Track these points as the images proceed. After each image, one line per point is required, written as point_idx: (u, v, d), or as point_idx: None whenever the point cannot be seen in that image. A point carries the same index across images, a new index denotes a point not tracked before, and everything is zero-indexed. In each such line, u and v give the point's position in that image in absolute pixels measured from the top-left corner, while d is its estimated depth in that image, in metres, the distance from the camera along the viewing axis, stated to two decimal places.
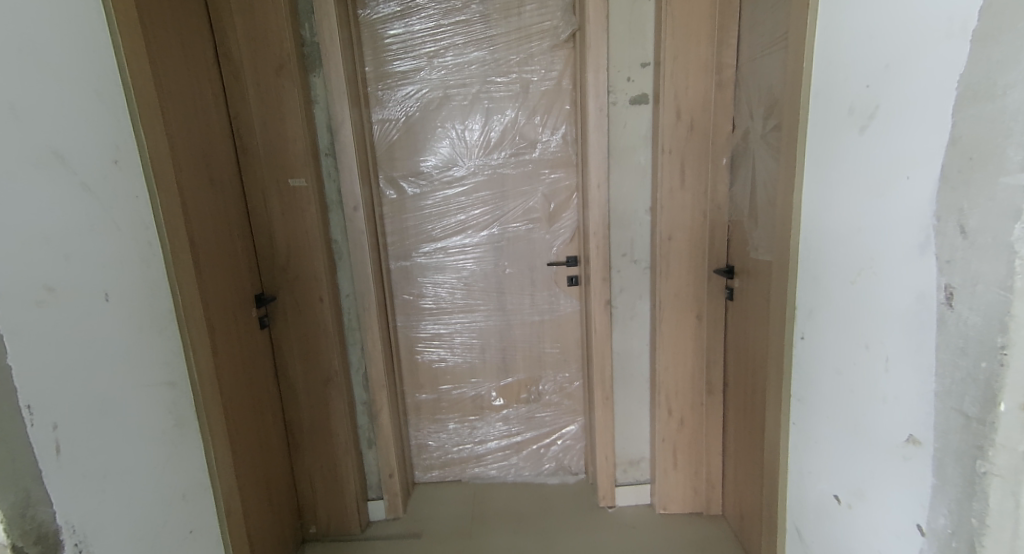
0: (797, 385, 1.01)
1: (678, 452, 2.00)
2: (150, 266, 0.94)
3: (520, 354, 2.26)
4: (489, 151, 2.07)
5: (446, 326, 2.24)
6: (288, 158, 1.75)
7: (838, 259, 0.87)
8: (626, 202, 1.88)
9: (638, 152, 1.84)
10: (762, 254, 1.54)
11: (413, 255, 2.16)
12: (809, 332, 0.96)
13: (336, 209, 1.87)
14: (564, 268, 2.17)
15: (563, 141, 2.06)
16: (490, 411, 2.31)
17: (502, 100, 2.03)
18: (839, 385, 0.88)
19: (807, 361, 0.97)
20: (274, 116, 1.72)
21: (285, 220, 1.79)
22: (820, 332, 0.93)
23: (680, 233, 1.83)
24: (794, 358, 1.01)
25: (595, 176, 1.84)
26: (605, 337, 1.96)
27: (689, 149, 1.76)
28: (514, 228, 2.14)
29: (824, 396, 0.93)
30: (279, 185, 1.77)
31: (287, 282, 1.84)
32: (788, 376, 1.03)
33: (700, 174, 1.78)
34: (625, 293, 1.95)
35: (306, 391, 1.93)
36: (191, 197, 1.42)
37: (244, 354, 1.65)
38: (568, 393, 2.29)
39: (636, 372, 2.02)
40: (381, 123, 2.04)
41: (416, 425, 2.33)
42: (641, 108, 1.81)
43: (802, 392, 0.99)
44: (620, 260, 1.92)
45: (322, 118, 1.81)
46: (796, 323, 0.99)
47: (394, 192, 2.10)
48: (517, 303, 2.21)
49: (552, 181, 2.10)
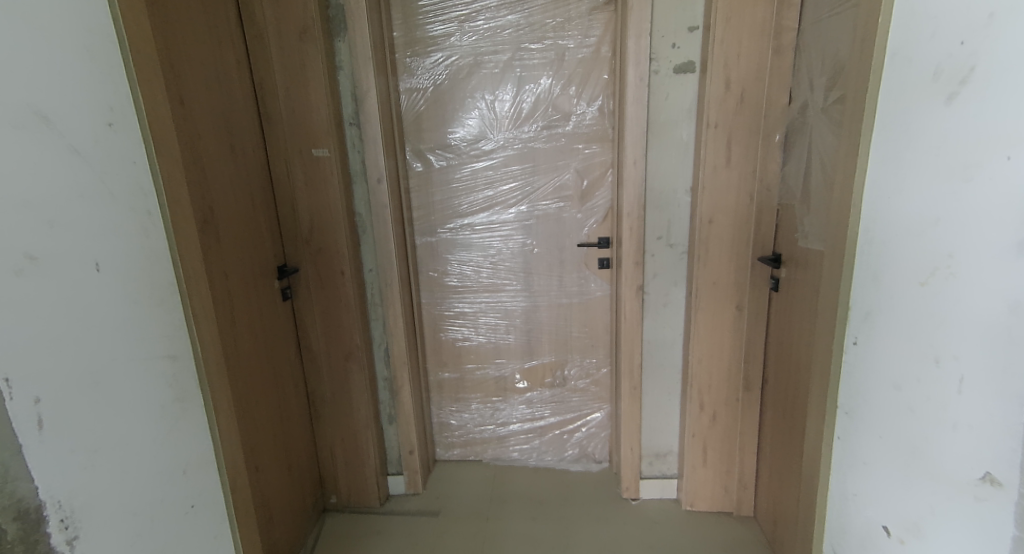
0: (845, 396, 0.88)
1: (708, 449, 1.89)
2: (149, 237, 0.90)
3: (545, 337, 2.19)
4: (519, 123, 1.96)
5: (471, 305, 2.18)
6: (310, 126, 1.70)
7: (905, 255, 0.74)
8: (665, 180, 1.75)
9: (680, 127, 1.71)
10: (812, 242, 1.39)
11: (438, 231, 2.10)
12: (862, 336, 0.84)
13: (360, 181, 1.84)
14: (595, 250, 2.06)
15: (600, 114, 1.93)
16: (513, 394, 2.26)
17: (536, 68, 1.91)
18: (897, 401, 0.76)
19: (858, 370, 0.85)
20: (297, 83, 1.66)
21: (308, 192, 1.76)
22: (875, 338, 0.81)
23: (722, 216, 1.68)
24: (843, 365, 0.88)
25: (632, 152, 1.71)
26: (636, 325, 1.86)
27: (737, 123, 1.61)
28: (544, 206, 2.04)
29: (875, 412, 0.81)
30: (302, 155, 1.72)
31: (311, 254, 1.82)
32: (834, 386, 0.91)
33: (747, 152, 1.63)
34: (659, 279, 1.84)
35: (328, 365, 1.92)
36: (211, 165, 1.39)
37: (265, 326, 1.65)
38: (595, 379, 2.21)
39: (667, 361, 1.91)
40: (408, 93, 1.96)
41: (438, 403, 2.30)
42: (685, 78, 1.67)
43: (851, 405, 0.87)
44: (654, 243, 1.80)
45: (347, 86, 1.76)
46: (849, 324, 0.87)
47: (420, 165, 2.03)
48: (545, 284, 2.13)
49: (586, 156, 1.98)
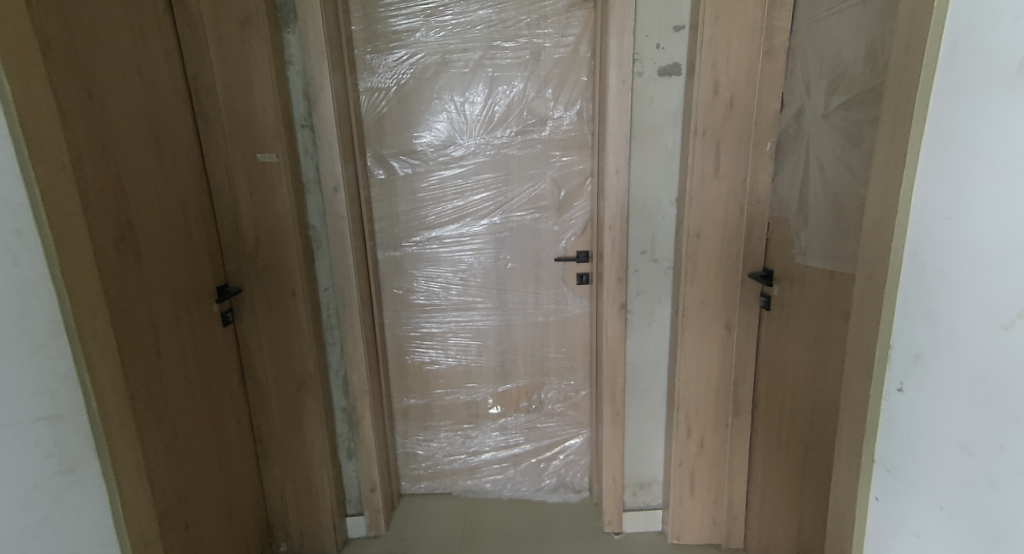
0: (886, 450, 0.80)
1: (696, 479, 1.75)
2: (20, 264, 0.78)
3: (520, 358, 2.03)
4: (491, 128, 1.81)
5: (439, 325, 2.01)
6: (253, 127, 1.50)
7: (979, 296, 0.66)
8: (649, 190, 1.63)
9: (665, 133, 1.59)
10: (812, 259, 1.29)
11: (403, 245, 1.93)
12: (911, 382, 0.75)
13: (314, 190, 1.65)
14: (573, 264, 1.92)
15: (578, 119, 1.80)
16: (486, 420, 2.10)
17: (509, 68, 1.76)
18: (970, 466, 0.68)
19: (906, 423, 0.76)
20: (238, 78, 1.46)
21: (253, 202, 1.55)
22: (931, 384, 0.73)
23: (710, 229, 1.56)
24: (882, 415, 0.79)
25: (614, 160, 1.58)
26: (618, 346, 1.73)
27: (726, 129, 1.50)
28: (518, 218, 1.89)
29: (937, 476, 0.72)
30: (245, 160, 1.52)
31: (257, 273, 1.61)
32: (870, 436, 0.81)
33: (737, 161, 1.51)
34: (642, 296, 1.71)
35: (276, 396, 1.71)
36: (129, 170, 1.19)
37: (201, 357, 1.44)
38: (574, 403, 2.07)
39: (651, 384, 1.78)
40: (368, 93, 1.78)
41: (404, 432, 2.12)
42: (670, 81, 1.56)
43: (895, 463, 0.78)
44: (638, 259, 1.68)
45: (297, 83, 1.57)
46: (890, 365, 0.78)
47: (383, 172, 1.85)
48: (519, 302, 1.97)
49: (564, 164, 1.84)
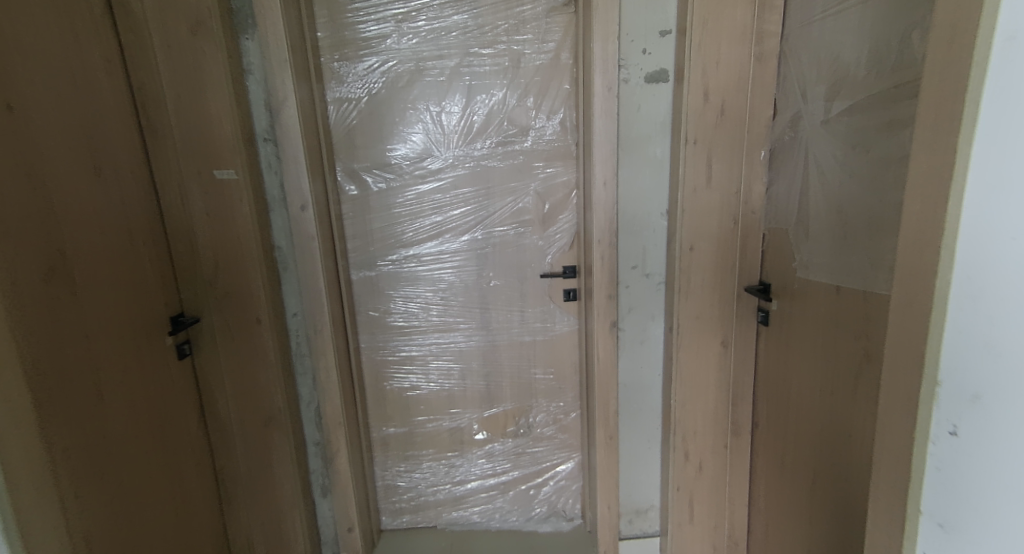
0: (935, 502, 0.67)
1: (695, 504, 1.66)
2: None
3: (506, 380, 1.92)
4: (470, 140, 1.71)
5: (419, 347, 1.89)
6: (209, 142, 1.36)
7: None
8: (637, 203, 1.55)
9: (653, 142, 1.52)
10: (814, 274, 1.22)
11: (379, 264, 1.80)
12: (970, 423, 0.63)
13: (280, 209, 1.53)
14: (559, 280, 1.83)
15: (562, 128, 1.71)
16: (471, 447, 1.98)
17: (487, 76, 1.67)
18: None
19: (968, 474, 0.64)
20: (190, 88, 1.33)
21: (211, 223, 1.42)
22: (998, 427, 0.61)
23: (704, 242, 1.48)
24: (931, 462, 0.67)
25: (601, 171, 1.50)
26: (610, 367, 1.63)
27: (718, 137, 1.42)
28: (500, 233, 1.79)
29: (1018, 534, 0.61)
30: (200, 177, 1.38)
31: (216, 300, 1.47)
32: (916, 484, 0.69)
33: (730, 170, 1.44)
34: (634, 313, 1.63)
35: (240, 433, 1.57)
36: (60, 194, 1.06)
37: (150, 396, 1.30)
38: (564, 425, 1.97)
39: (645, 405, 1.70)
40: (337, 103, 1.66)
41: (383, 463, 1.98)
42: (658, 89, 1.49)
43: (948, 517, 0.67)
44: (628, 274, 1.60)
45: (259, 93, 1.45)
46: (937, 404, 0.66)
47: (355, 187, 1.73)
48: (503, 321, 1.87)
49: (547, 176, 1.75)
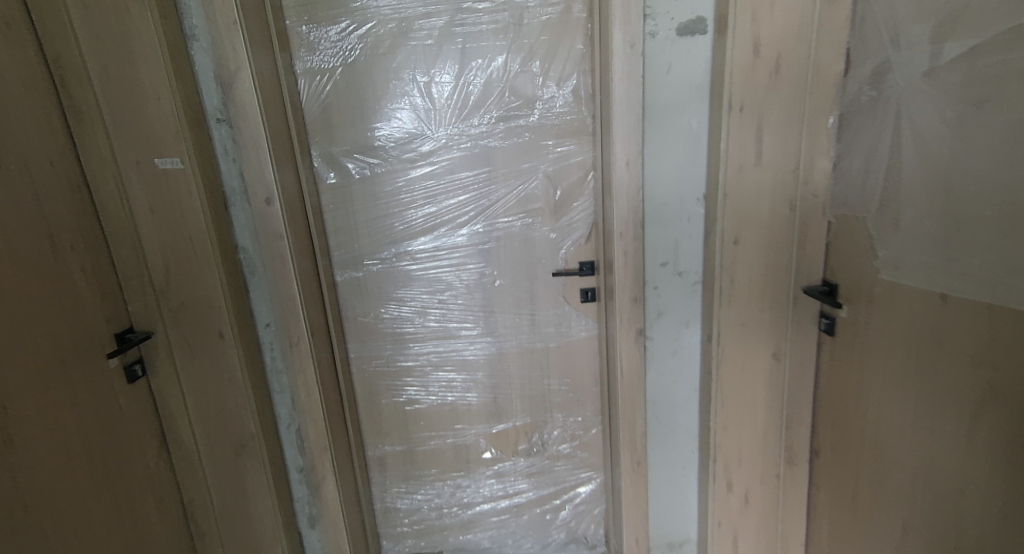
0: None
1: (740, 542, 1.40)
2: None
3: (516, 392, 1.68)
4: (466, 115, 1.45)
5: (416, 357, 1.66)
6: (146, 125, 1.15)
7: None
8: (668, 186, 1.27)
9: (687, 111, 1.23)
10: (902, 277, 0.93)
11: (366, 263, 1.57)
12: None
13: (241, 204, 1.30)
14: (575, 278, 1.57)
15: (575, 98, 1.44)
16: (478, 467, 1.75)
17: (484, 36, 1.39)
18: None
19: None
20: (118, 61, 1.11)
21: (157, 222, 1.21)
22: None
23: (750, 233, 1.20)
24: None
25: (622, 148, 1.23)
26: (636, 382, 1.38)
27: (772, 101, 1.12)
28: (504, 225, 1.53)
29: None
30: (140, 168, 1.17)
31: (170, 312, 1.26)
32: None
33: (786, 142, 1.14)
34: (664, 319, 1.36)
35: (209, 462, 1.37)
36: None
37: (88, 430, 1.11)
38: (583, 442, 1.73)
39: (679, 426, 1.44)
40: (309, 77, 1.41)
41: (381, 484, 1.77)
42: (693, 43, 1.20)
43: None
44: (657, 272, 1.33)
45: (207, 65, 1.21)
46: None
47: (335, 175, 1.49)
48: (511, 326, 1.62)
49: (559, 157, 1.48)
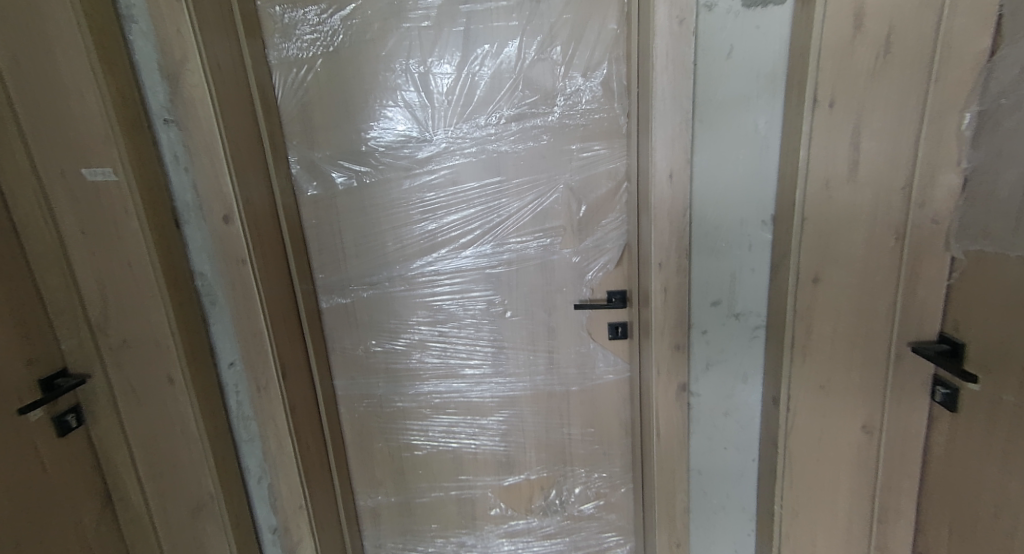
0: None
1: None
2: None
3: (531, 441, 1.42)
4: (471, 113, 1.19)
5: (413, 397, 1.41)
6: (70, 128, 0.95)
7: None
8: (724, 205, 0.98)
9: (752, 107, 0.94)
10: None
11: (354, 288, 1.33)
12: None
13: (195, 221, 1.08)
14: (603, 311, 1.29)
15: (604, 92, 1.16)
16: (486, 525, 1.50)
17: (493, 16, 1.13)
18: None
19: None
20: (33, 49, 0.91)
21: (89, 245, 1.00)
22: None
23: (837, 269, 0.90)
24: None
25: (663, 155, 0.95)
26: (677, 447, 1.10)
27: (874, 94, 0.82)
28: (517, 245, 1.26)
29: None
30: (66, 180, 0.97)
31: (110, 350, 1.06)
32: None
33: (892, 149, 0.84)
34: (714, 371, 1.07)
35: (162, 526, 1.16)
36: None
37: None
38: (610, 503, 1.45)
39: (731, 502, 1.14)
40: (284, 68, 1.18)
41: (375, 539, 1.54)
42: (764, 17, 0.90)
43: None
44: (707, 313, 1.04)
45: (148, 53, 0.99)
46: None
47: (317, 185, 1.26)
48: (525, 365, 1.36)
49: (584, 164, 1.21)
